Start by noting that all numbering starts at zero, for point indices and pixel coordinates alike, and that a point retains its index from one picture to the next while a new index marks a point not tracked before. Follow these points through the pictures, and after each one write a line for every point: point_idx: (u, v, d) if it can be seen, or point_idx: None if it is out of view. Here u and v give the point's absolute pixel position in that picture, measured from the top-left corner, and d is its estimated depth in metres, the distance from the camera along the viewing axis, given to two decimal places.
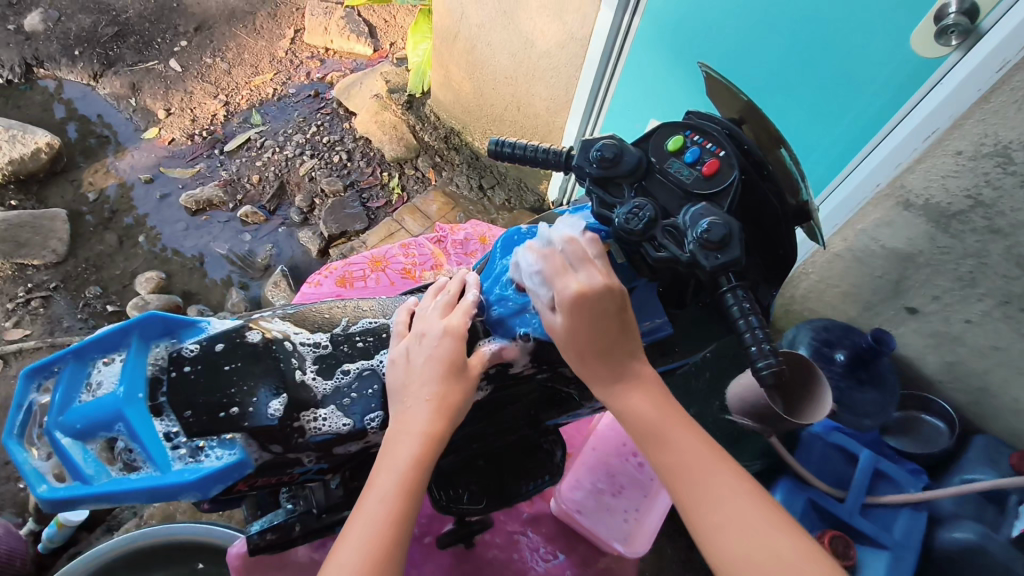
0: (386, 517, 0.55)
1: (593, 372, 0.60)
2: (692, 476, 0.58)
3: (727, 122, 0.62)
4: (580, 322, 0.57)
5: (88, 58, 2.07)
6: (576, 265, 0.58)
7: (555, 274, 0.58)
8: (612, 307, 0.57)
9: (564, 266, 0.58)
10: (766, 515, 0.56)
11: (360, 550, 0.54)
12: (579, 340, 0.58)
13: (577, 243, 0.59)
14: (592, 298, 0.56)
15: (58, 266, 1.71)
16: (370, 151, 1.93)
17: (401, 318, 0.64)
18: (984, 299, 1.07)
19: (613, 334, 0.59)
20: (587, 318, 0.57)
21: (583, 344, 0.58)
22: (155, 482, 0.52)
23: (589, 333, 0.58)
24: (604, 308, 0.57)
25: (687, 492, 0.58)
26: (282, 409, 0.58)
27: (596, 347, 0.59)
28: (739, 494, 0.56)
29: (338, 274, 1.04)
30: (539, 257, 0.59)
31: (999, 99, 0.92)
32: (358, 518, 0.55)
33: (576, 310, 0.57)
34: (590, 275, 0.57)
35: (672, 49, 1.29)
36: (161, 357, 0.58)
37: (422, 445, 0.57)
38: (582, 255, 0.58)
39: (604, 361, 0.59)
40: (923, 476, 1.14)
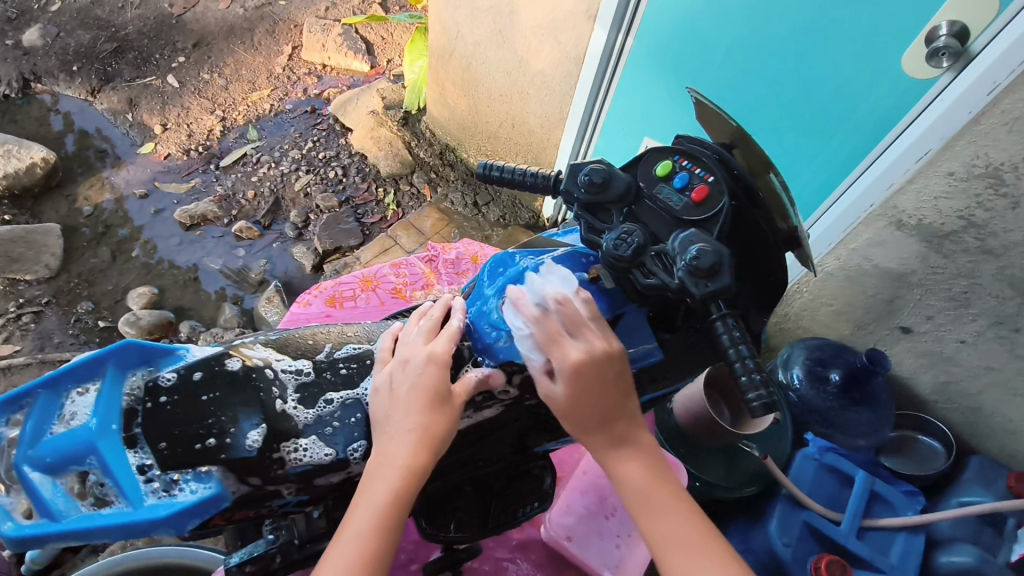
0: (359, 558, 0.55)
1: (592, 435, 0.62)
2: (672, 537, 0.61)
3: (718, 147, 0.61)
4: (582, 390, 0.59)
5: (86, 74, 2.07)
6: (572, 328, 0.59)
7: (551, 341, 0.59)
8: (609, 372, 0.59)
9: (558, 329, 0.59)
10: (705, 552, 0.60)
11: None
12: (579, 408, 0.60)
13: (569, 306, 0.59)
14: (596, 362, 0.58)
15: (50, 281, 1.70)
16: (365, 167, 1.93)
17: (385, 344, 0.63)
18: (977, 319, 1.06)
19: (616, 397, 0.61)
20: (591, 387, 0.59)
21: (589, 411, 0.60)
22: (127, 518, 0.52)
23: (586, 406, 0.60)
24: (600, 379, 0.59)
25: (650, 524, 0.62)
26: (261, 440, 0.57)
27: (602, 414, 0.61)
28: (686, 535, 0.61)
29: (327, 293, 1.03)
30: (532, 319, 0.59)
31: (990, 120, 0.91)
32: (332, 556, 0.55)
33: (576, 380, 0.58)
34: (587, 343, 0.59)
35: (665, 69, 1.30)
36: (137, 387, 0.57)
37: (403, 479, 0.56)
38: (575, 318, 0.59)
39: (609, 426, 0.62)
40: (918, 498, 1.12)
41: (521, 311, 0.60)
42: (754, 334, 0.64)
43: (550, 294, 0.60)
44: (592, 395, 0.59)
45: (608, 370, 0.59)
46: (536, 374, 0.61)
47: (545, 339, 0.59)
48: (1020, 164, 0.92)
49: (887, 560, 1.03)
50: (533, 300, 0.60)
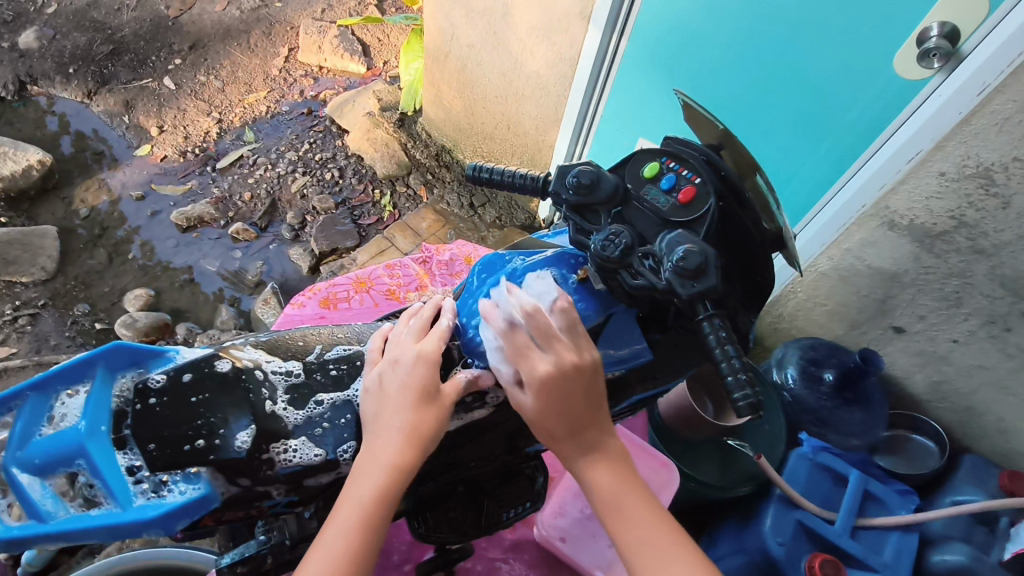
0: (342, 553, 0.56)
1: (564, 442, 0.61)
2: (646, 543, 0.60)
3: (704, 149, 0.61)
4: (547, 404, 0.58)
5: (83, 76, 2.07)
6: (539, 342, 0.58)
7: (516, 356, 0.58)
8: (577, 384, 0.58)
9: (524, 343, 0.58)
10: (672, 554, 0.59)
11: None
12: (547, 421, 0.60)
13: (537, 318, 0.58)
14: (563, 375, 0.57)
15: (46, 283, 1.71)
16: (361, 168, 1.94)
17: (375, 345, 0.64)
18: (969, 319, 1.07)
19: (587, 403, 0.60)
20: (559, 397, 0.58)
21: (556, 421, 0.60)
22: (115, 519, 0.52)
23: (551, 416, 0.59)
24: (566, 391, 0.58)
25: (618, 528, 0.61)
26: (250, 440, 0.57)
27: (560, 426, 0.60)
28: (653, 538, 0.60)
29: (321, 295, 1.03)
30: (500, 334, 0.59)
31: (980, 121, 0.92)
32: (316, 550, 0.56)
33: (543, 393, 0.58)
34: (551, 358, 0.58)
35: (658, 70, 1.30)
36: (127, 389, 0.58)
37: (389, 476, 0.57)
38: (547, 329, 0.58)
39: (575, 430, 0.61)
40: (911, 497, 1.12)
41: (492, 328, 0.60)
42: (741, 333, 0.65)
43: (520, 306, 0.59)
44: (558, 407, 0.58)
45: (575, 385, 0.58)
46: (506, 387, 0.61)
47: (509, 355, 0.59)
48: (1010, 165, 0.92)
49: (881, 560, 1.03)
50: (500, 312, 0.60)
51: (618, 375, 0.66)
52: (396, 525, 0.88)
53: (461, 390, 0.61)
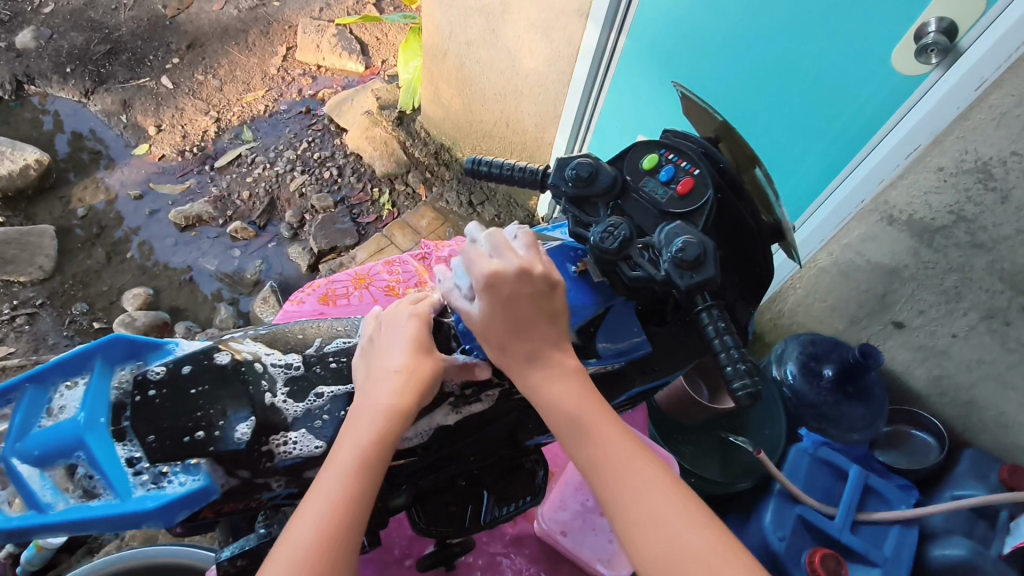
0: (339, 496, 0.55)
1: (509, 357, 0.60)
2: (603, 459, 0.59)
3: (702, 141, 0.63)
4: (494, 304, 0.58)
5: (80, 76, 2.07)
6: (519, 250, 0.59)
7: (472, 260, 0.59)
8: (526, 296, 0.58)
9: (509, 245, 0.60)
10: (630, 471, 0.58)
11: (315, 528, 0.54)
12: (492, 326, 0.59)
13: (501, 237, 0.60)
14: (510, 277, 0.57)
15: (44, 283, 1.70)
16: (360, 167, 1.93)
17: (369, 326, 0.65)
18: (969, 313, 1.06)
19: (532, 318, 0.59)
20: (502, 301, 0.58)
21: (501, 329, 0.59)
22: (115, 510, 0.52)
23: (495, 317, 0.59)
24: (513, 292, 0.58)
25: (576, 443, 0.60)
26: (250, 432, 0.57)
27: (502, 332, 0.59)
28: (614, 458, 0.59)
29: (321, 291, 1.03)
30: (463, 248, 0.61)
31: (978, 116, 0.93)
32: (297, 521, 0.54)
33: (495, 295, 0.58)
34: (509, 259, 0.58)
35: (658, 67, 1.30)
36: (125, 380, 0.58)
37: (385, 417, 0.57)
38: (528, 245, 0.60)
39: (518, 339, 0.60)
40: (913, 491, 1.14)
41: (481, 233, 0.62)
42: (741, 326, 0.64)
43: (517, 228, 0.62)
44: (506, 314, 0.58)
45: (524, 288, 0.58)
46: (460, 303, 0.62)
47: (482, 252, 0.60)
48: (1008, 159, 0.93)
49: (882, 554, 1.03)
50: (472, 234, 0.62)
51: (617, 368, 0.66)
52: (398, 520, 0.88)
53: (454, 371, 0.63)
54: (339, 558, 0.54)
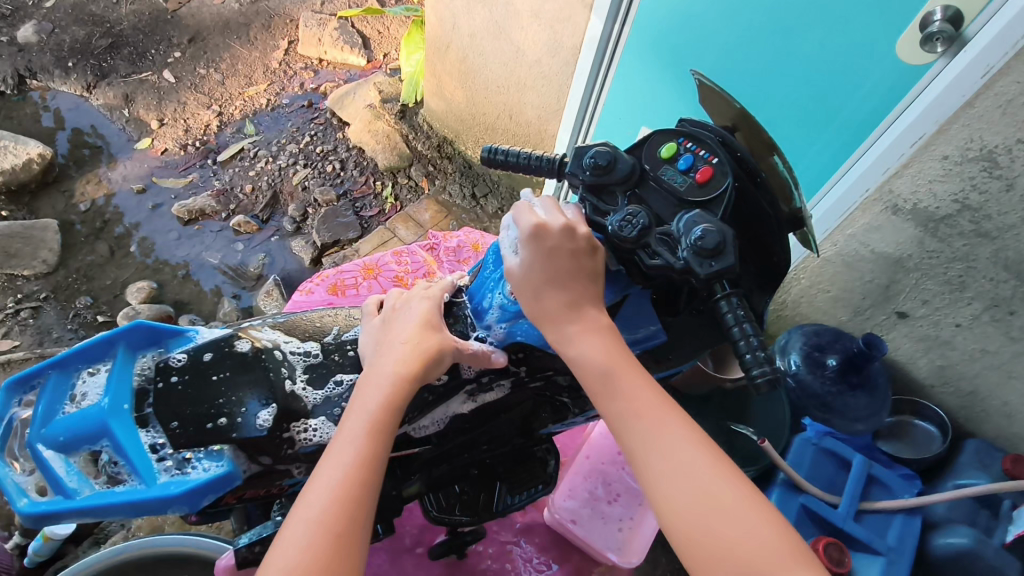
0: (354, 460, 0.54)
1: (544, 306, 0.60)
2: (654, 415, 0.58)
3: (720, 130, 0.62)
4: (536, 256, 0.59)
5: (82, 70, 2.07)
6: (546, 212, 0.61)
7: (522, 213, 0.61)
8: (556, 248, 0.59)
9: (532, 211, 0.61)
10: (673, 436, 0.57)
11: (330, 493, 0.52)
12: (538, 285, 0.59)
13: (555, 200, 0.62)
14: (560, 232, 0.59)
15: (48, 276, 1.70)
16: (363, 160, 1.93)
17: (371, 305, 0.67)
18: (973, 303, 1.07)
19: (573, 272, 0.59)
20: (545, 254, 0.59)
21: (538, 279, 0.59)
22: (139, 496, 0.52)
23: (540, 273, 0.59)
24: (545, 248, 0.59)
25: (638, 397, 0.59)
26: (271, 420, 0.58)
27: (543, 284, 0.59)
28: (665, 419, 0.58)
29: (329, 282, 1.04)
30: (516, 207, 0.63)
31: (984, 103, 0.93)
32: (313, 490, 0.53)
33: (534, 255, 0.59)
34: (558, 216, 0.60)
35: (663, 58, 1.30)
36: (147, 368, 0.59)
37: (393, 384, 0.57)
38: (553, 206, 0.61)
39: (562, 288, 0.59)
40: (916, 482, 1.14)
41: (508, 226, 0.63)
42: (757, 315, 0.65)
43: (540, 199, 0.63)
44: (545, 262, 0.59)
45: (568, 244, 0.59)
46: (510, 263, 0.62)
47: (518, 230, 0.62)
48: (1014, 147, 0.93)
49: (886, 543, 1.04)
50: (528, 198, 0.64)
51: (631, 356, 0.67)
52: (409, 509, 0.89)
53: (467, 358, 0.61)
54: (356, 520, 0.52)
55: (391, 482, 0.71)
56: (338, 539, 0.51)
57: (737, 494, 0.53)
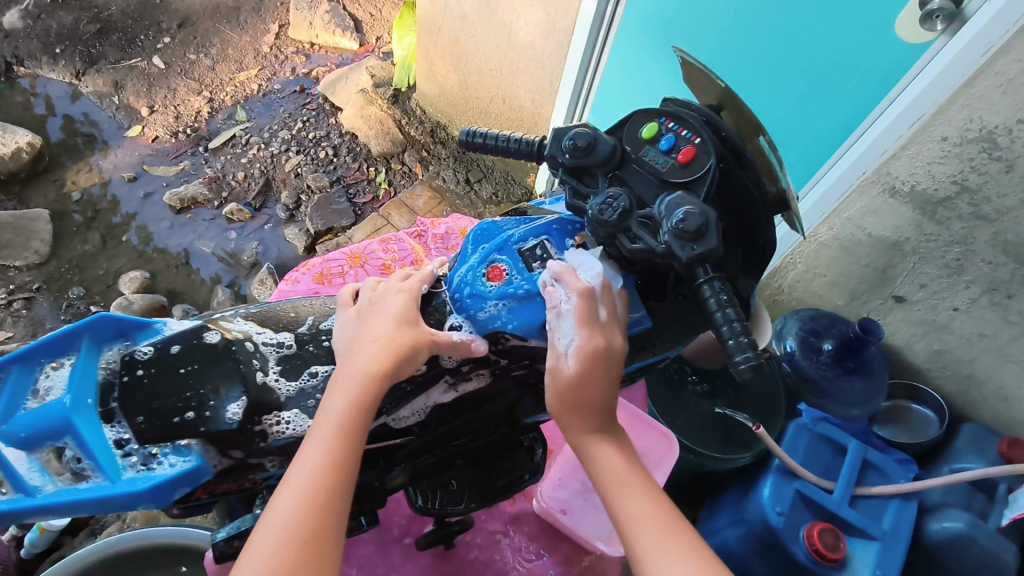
0: (322, 461, 0.54)
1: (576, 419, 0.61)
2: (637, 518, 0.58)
3: (705, 109, 0.60)
4: (591, 373, 0.58)
5: (70, 56, 2.03)
6: (605, 315, 0.59)
7: (583, 323, 0.58)
8: (608, 367, 0.58)
9: (597, 307, 0.59)
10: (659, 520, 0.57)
11: (299, 495, 0.52)
12: (586, 386, 0.59)
13: (609, 297, 0.60)
14: (611, 361, 0.59)
15: (40, 267, 1.69)
16: (356, 146, 1.91)
17: (346, 294, 0.67)
18: (971, 287, 1.05)
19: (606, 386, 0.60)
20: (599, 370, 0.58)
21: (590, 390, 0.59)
22: (105, 492, 0.53)
23: (584, 388, 0.59)
24: (600, 368, 0.58)
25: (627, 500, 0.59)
26: (241, 412, 0.58)
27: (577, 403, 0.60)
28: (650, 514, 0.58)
29: (316, 271, 1.02)
30: (576, 292, 0.58)
31: (984, 83, 0.91)
32: (281, 498, 0.53)
33: (593, 362, 0.58)
34: (617, 335, 0.59)
35: (657, 37, 1.27)
36: (113, 361, 0.60)
37: (362, 383, 0.57)
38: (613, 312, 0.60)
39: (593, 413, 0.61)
40: (911, 466, 1.14)
41: (569, 279, 0.60)
42: (742, 299, 0.62)
43: (603, 279, 0.60)
44: (601, 380, 0.59)
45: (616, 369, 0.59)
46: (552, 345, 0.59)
47: (577, 313, 0.58)
48: (1014, 128, 0.91)
49: (881, 528, 1.04)
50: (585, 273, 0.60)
51: None
52: (396, 500, 0.89)
53: (447, 348, 0.60)
54: (324, 525, 0.52)
55: (375, 473, 0.70)
56: (304, 545, 0.50)
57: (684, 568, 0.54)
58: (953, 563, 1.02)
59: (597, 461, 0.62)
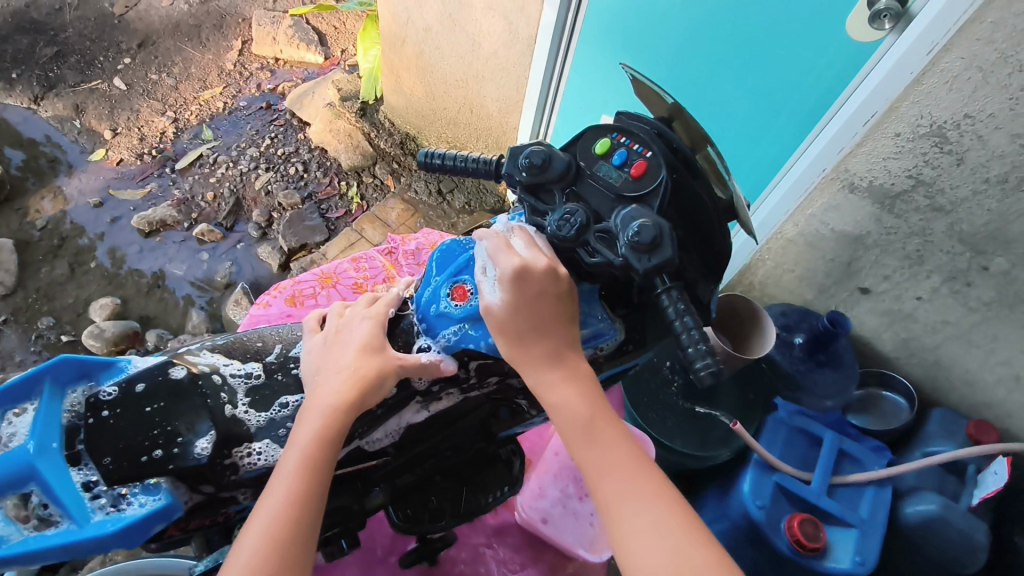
0: (287, 495, 0.54)
1: (527, 359, 0.59)
2: (608, 465, 0.57)
3: (656, 123, 0.62)
4: (521, 299, 0.58)
5: (27, 81, 1.99)
6: (522, 246, 0.60)
7: (498, 253, 0.59)
8: (536, 288, 0.58)
9: (510, 245, 0.60)
10: (634, 467, 0.57)
11: (262, 534, 0.53)
12: (518, 323, 0.59)
13: (526, 232, 0.61)
14: (524, 285, 0.58)
15: (7, 298, 1.65)
16: (326, 161, 1.90)
17: (312, 321, 0.68)
18: (931, 276, 1.08)
19: (547, 312, 0.59)
20: (530, 296, 0.58)
21: (524, 324, 0.59)
22: (73, 536, 0.55)
23: (517, 322, 0.58)
24: (530, 290, 0.58)
25: (590, 452, 0.58)
26: (210, 447, 0.61)
27: (524, 336, 0.59)
28: (624, 465, 0.57)
29: (287, 293, 1.02)
30: (489, 237, 0.61)
31: (932, 80, 0.92)
32: (246, 535, 0.53)
33: (517, 287, 0.58)
34: (533, 254, 0.59)
35: (618, 43, 1.29)
36: (77, 403, 0.62)
37: (326, 416, 0.57)
38: (530, 240, 0.60)
39: (543, 343, 0.59)
40: (885, 452, 1.16)
41: (499, 224, 0.64)
42: (702, 306, 0.63)
43: (513, 225, 0.62)
44: (531, 311, 0.58)
45: (550, 287, 0.58)
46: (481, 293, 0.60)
47: (491, 254, 0.60)
48: (962, 122, 0.93)
49: (859, 516, 1.06)
50: (495, 229, 0.63)
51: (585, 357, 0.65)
52: (378, 520, 0.91)
53: (414, 370, 0.61)
54: (288, 561, 0.52)
55: (354, 496, 0.69)
56: None
57: (659, 512, 0.54)
58: (929, 546, 1.04)
59: (559, 406, 0.59)
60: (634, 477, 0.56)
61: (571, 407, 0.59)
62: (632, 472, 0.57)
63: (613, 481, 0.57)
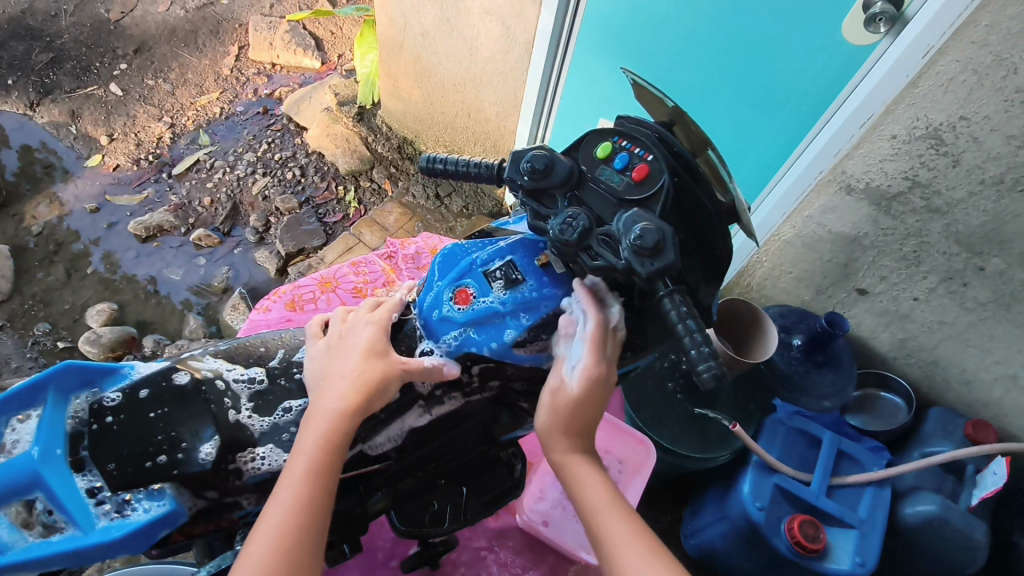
0: (293, 502, 0.55)
1: (557, 445, 0.63)
2: (621, 540, 0.58)
3: (657, 127, 0.62)
4: (584, 401, 0.60)
5: (23, 87, 1.99)
6: (610, 352, 0.61)
7: (592, 352, 0.60)
8: (601, 395, 0.61)
9: (603, 342, 0.60)
10: (647, 545, 0.57)
11: (269, 541, 0.53)
12: (575, 414, 0.61)
13: (617, 337, 0.62)
14: (591, 387, 0.60)
15: (3, 305, 1.64)
16: (323, 165, 1.90)
17: (315, 325, 0.68)
18: (928, 277, 1.09)
19: (594, 408, 0.62)
20: (591, 400, 0.61)
21: (575, 420, 0.62)
22: (77, 543, 0.56)
23: (571, 412, 0.61)
24: (595, 397, 0.61)
25: (604, 525, 0.59)
26: (214, 452, 0.61)
27: (566, 423, 0.62)
28: (636, 542, 0.57)
29: (287, 298, 1.02)
30: (596, 325, 0.60)
31: (927, 82, 0.93)
32: (254, 542, 0.53)
33: (592, 388, 0.60)
34: (609, 370, 0.61)
35: (614, 47, 1.30)
36: (81, 410, 0.62)
37: (331, 421, 0.58)
38: (615, 351, 0.61)
39: (583, 437, 0.64)
40: (883, 453, 1.18)
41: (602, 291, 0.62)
42: (703, 309, 0.63)
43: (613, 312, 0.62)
44: (584, 410, 0.61)
45: (602, 398, 0.62)
46: (558, 366, 0.62)
47: (589, 342, 0.60)
48: (958, 124, 0.94)
49: (858, 516, 1.07)
50: (601, 304, 0.61)
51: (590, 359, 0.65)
52: (379, 524, 0.91)
53: (419, 374, 0.62)
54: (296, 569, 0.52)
55: (355, 500, 0.71)
56: None
57: None
58: (928, 546, 1.05)
59: (578, 485, 0.62)
60: (644, 552, 0.56)
61: (590, 487, 0.62)
62: (643, 548, 0.57)
63: (625, 557, 0.56)
